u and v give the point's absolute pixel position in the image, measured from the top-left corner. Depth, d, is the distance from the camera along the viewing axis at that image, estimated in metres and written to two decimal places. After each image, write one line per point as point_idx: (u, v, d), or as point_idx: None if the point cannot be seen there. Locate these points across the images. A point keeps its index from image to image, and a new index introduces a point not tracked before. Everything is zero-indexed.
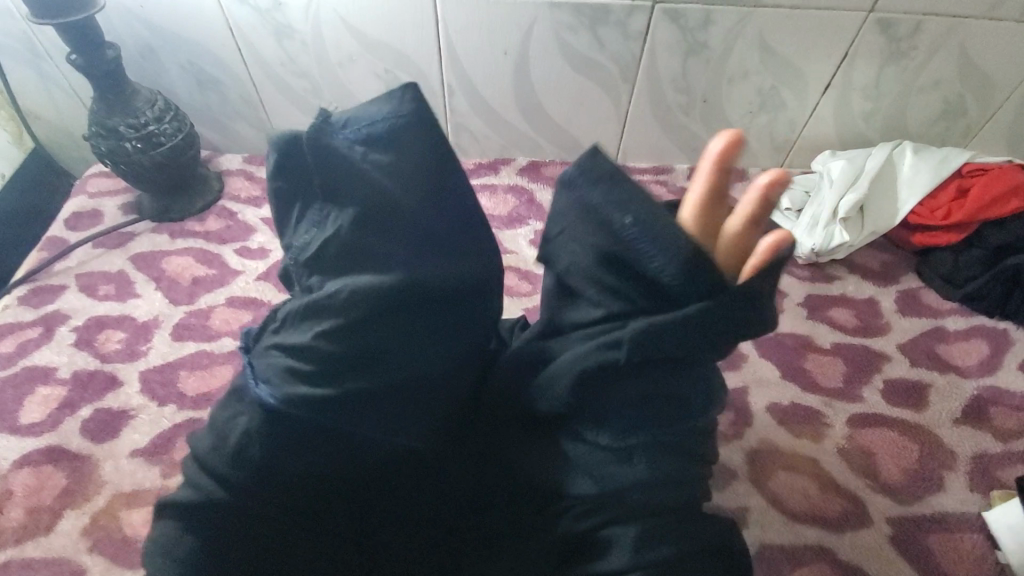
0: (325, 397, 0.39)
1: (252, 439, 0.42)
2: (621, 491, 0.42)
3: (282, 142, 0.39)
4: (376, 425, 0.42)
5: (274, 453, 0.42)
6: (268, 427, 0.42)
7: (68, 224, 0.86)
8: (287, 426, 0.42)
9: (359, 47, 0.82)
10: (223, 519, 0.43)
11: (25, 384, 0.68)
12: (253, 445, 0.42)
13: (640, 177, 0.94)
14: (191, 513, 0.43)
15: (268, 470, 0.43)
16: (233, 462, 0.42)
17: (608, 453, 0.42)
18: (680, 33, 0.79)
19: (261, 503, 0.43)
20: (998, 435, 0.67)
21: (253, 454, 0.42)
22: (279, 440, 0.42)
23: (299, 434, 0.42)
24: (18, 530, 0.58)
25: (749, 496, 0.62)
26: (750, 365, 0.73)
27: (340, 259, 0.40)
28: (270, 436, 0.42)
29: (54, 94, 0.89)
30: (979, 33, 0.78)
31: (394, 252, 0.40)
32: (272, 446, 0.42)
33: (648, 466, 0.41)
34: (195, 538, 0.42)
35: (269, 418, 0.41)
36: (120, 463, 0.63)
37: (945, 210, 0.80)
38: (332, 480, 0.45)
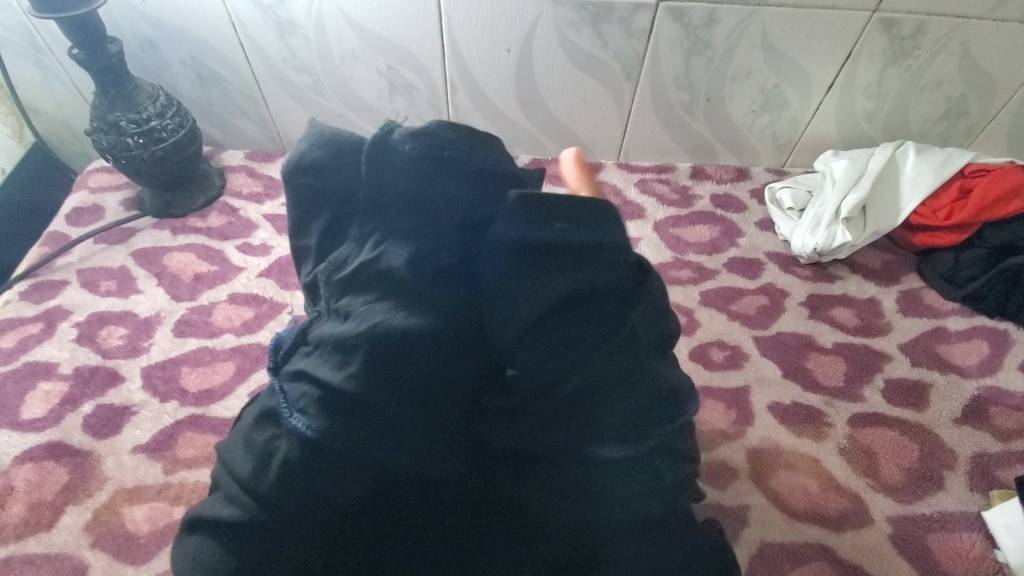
0: (359, 412, 0.36)
1: (277, 457, 0.38)
2: (626, 506, 0.41)
3: (325, 150, 0.43)
4: (412, 442, 0.38)
5: (303, 479, 0.37)
6: (291, 447, 0.37)
7: (69, 219, 0.85)
8: (306, 450, 0.37)
9: (362, 43, 0.82)
10: (250, 544, 0.38)
11: (26, 379, 0.68)
12: (276, 464, 0.38)
13: (642, 175, 0.94)
14: (225, 536, 0.38)
15: (285, 498, 0.37)
16: (260, 479, 0.38)
17: (613, 468, 0.40)
18: (683, 31, 0.79)
19: (286, 529, 0.38)
20: (998, 435, 0.67)
21: (276, 475, 0.37)
22: (300, 465, 0.37)
23: (317, 459, 0.37)
24: (19, 525, 0.58)
25: (751, 495, 0.62)
26: (752, 364, 0.73)
27: (368, 270, 0.39)
28: (293, 458, 0.37)
29: (54, 88, 0.88)
30: (982, 34, 0.78)
31: (427, 262, 0.38)
32: (293, 469, 0.37)
33: (652, 473, 0.41)
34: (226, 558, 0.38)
35: (291, 437, 0.37)
36: (122, 459, 0.63)
37: (947, 210, 0.80)
38: (366, 506, 0.40)
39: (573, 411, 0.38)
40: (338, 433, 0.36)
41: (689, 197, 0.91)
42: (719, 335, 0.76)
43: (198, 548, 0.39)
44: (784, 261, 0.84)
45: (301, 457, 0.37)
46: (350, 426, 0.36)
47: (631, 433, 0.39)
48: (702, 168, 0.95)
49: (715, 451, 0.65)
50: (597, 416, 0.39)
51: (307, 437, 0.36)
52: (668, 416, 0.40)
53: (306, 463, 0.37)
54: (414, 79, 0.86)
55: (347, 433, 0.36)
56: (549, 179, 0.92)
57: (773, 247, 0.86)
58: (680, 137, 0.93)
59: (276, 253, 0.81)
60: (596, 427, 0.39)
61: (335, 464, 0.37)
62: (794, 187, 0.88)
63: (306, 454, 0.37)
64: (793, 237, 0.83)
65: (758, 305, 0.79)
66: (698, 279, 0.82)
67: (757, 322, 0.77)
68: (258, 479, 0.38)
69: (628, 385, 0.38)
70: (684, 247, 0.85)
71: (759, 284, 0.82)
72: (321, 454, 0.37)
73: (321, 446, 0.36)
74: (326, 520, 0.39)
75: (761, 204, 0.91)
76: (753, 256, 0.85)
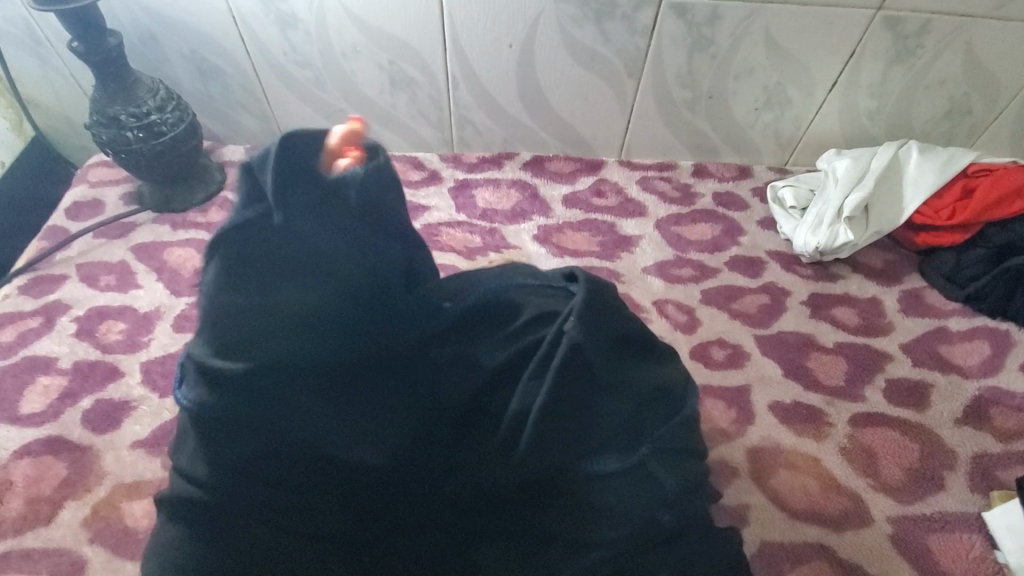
0: (250, 393, 0.36)
1: (204, 444, 0.37)
2: (651, 515, 0.40)
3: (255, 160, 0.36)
4: (314, 423, 0.38)
5: (211, 455, 0.37)
6: (218, 434, 0.37)
7: (68, 214, 0.85)
8: (237, 431, 0.37)
9: (363, 37, 0.81)
10: (200, 520, 0.38)
11: (25, 374, 0.68)
12: (211, 453, 0.37)
13: (644, 173, 0.94)
14: (189, 522, 0.38)
15: (241, 482, 0.38)
16: (206, 465, 0.37)
17: (620, 480, 0.41)
18: (686, 28, 0.79)
19: (251, 518, 0.38)
20: (999, 436, 0.67)
21: (213, 465, 0.37)
22: (237, 448, 0.37)
23: (265, 443, 0.37)
24: (18, 520, 0.58)
25: (751, 494, 0.62)
26: (753, 363, 0.73)
27: (246, 269, 0.36)
28: (227, 442, 0.37)
29: (55, 82, 0.88)
30: (987, 33, 0.77)
31: (303, 272, 0.37)
32: (232, 454, 0.37)
33: (673, 479, 0.41)
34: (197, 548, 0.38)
35: (214, 424, 0.37)
36: (121, 454, 0.62)
37: (950, 210, 0.80)
38: (330, 496, 0.40)
39: (553, 422, 0.40)
40: (278, 418, 0.37)
41: (691, 196, 0.91)
42: (720, 334, 0.75)
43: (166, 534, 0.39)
44: (786, 260, 0.84)
45: (239, 442, 0.37)
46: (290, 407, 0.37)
47: (624, 441, 0.42)
48: (704, 166, 0.94)
49: (716, 450, 0.65)
50: (573, 423, 0.41)
51: (242, 423, 0.37)
52: (659, 419, 0.42)
53: (243, 446, 0.37)
54: (416, 74, 0.86)
55: (287, 416, 0.37)
56: (551, 176, 0.92)
57: (775, 246, 0.86)
58: (682, 134, 0.92)
59: None
60: (568, 428, 0.41)
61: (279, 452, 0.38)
62: (796, 186, 0.88)
63: (247, 440, 0.37)
64: (794, 236, 0.83)
65: (759, 304, 0.79)
66: (700, 278, 0.81)
67: (759, 321, 0.77)
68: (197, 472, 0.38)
69: (595, 392, 0.42)
70: (685, 245, 0.85)
71: (760, 283, 0.81)
72: (260, 438, 0.37)
73: (266, 429, 0.37)
74: (292, 509, 0.39)
75: (763, 203, 0.90)
76: (754, 255, 0.84)
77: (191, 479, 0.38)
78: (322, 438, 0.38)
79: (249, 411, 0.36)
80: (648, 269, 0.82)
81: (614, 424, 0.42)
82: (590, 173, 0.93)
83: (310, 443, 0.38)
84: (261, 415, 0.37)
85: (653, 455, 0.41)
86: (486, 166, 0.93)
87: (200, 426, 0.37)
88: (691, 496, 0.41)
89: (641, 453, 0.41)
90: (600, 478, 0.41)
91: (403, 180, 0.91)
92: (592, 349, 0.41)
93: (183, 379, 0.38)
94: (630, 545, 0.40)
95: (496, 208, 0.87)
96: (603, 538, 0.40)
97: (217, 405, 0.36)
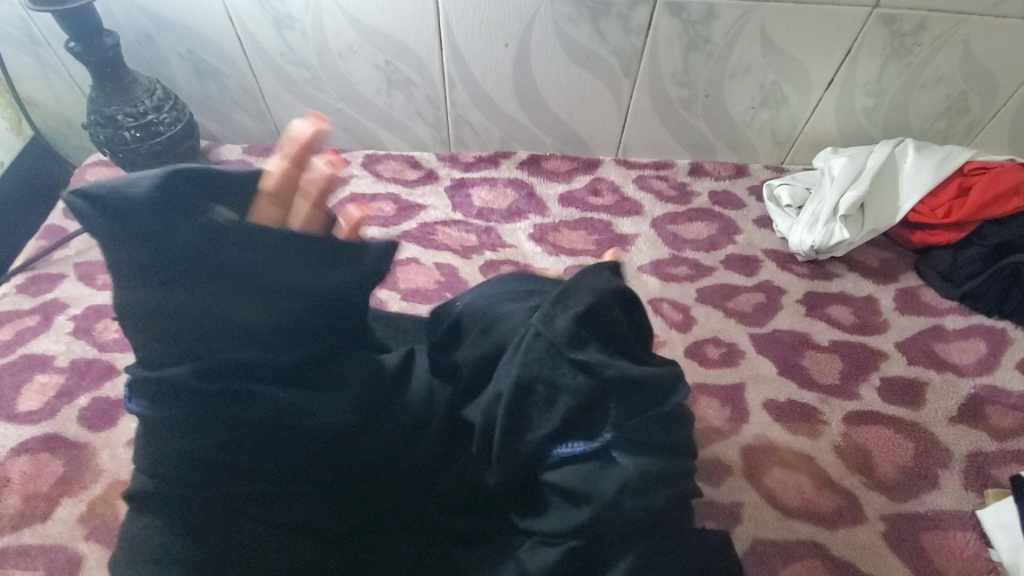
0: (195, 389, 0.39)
1: (165, 440, 0.40)
2: (614, 505, 0.38)
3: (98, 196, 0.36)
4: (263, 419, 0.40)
5: (173, 452, 0.40)
6: (179, 428, 0.39)
7: (67, 213, 0.85)
8: (194, 429, 0.39)
9: (359, 36, 0.81)
10: (173, 510, 0.40)
11: (23, 372, 0.68)
12: (172, 446, 0.40)
13: (641, 171, 0.93)
14: (156, 508, 0.40)
15: (199, 469, 0.40)
16: (170, 454, 0.40)
17: (590, 467, 0.39)
18: (682, 26, 0.79)
19: (216, 503, 0.40)
20: (994, 434, 0.67)
21: (177, 458, 0.40)
22: (197, 441, 0.39)
23: (220, 435, 0.40)
24: (15, 517, 0.58)
25: (744, 491, 0.62)
26: (748, 361, 0.73)
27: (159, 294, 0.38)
28: (190, 437, 0.39)
29: (53, 82, 0.88)
30: (983, 30, 0.77)
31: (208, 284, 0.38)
32: (190, 448, 0.39)
33: (633, 462, 0.39)
34: (164, 533, 0.39)
35: (176, 422, 0.39)
36: (118, 451, 0.63)
37: (945, 208, 0.80)
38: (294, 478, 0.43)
39: (520, 409, 0.40)
40: (232, 416, 0.40)
41: (687, 194, 0.91)
42: (715, 332, 0.76)
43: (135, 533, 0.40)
44: (782, 259, 0.84)
45: (196, 436, 0.39)
46: (245, 404, 0.40)
47: (588, 426, 0.40)
48: (701, 165, 0.94)
49: (710, 447, 0.65)
50: (545, 415, 0.40)
51: (200, 419, 0.39)
52: (635, 405, 0.39)
53: (201, 440, 0.39)
54: (412, 74, 0.86)
55: (240, 414, 0.40)
56: (547, 175, 0.92)
57: (771, 244, 0.86)
58: (678, 133, 0.92)
59: None
60: (536, 417, 0.40)
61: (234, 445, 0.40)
62: (792, 184, 0.88)
63: (207, 434, 0.39)
64: (791, 235, 0.83)
65: (755, 303, 0.79)
66: (695, 276, 0.82)
67: (754, 319, 0.77)
68: (161, 465, 0.40)
69: (586, 388, 0.38)
70: (681, 244, 0.85)
71: (756, 281, 0.81)
72: (217, 434, 0.40)
73: (222, 425, 0.40)
74: (256, 497, 0.41)
75: (760, 201, 0.91)
76: (750, 254, 0.84)
77: (154, 470, 0.40)
78: (276, 434, 0.41)
79: (206, 410, 0.39)
80: (644, 267, 0.82)
81: (588, 413, 0.39)
82: (587, 172, 0.93)
83: (269, 438, 0.41)
84: (218, 412, 0.39)
85: (618, 440, 0.39)
86: (483, 165, 0.93)
87: (165, 423, 0.39)
88: (663, 488, 0.39)
89: (608, 436, 0.39)
90: (564, 464, 0.40)
91: (400, 179, 0.91)
92: (572, 346, 0.38)
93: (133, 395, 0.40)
94: (594, 530, 0.39)
95: (493, 207, 0.88)
96: (565, 526, 0.40)
97: (172, 406, 0.39)
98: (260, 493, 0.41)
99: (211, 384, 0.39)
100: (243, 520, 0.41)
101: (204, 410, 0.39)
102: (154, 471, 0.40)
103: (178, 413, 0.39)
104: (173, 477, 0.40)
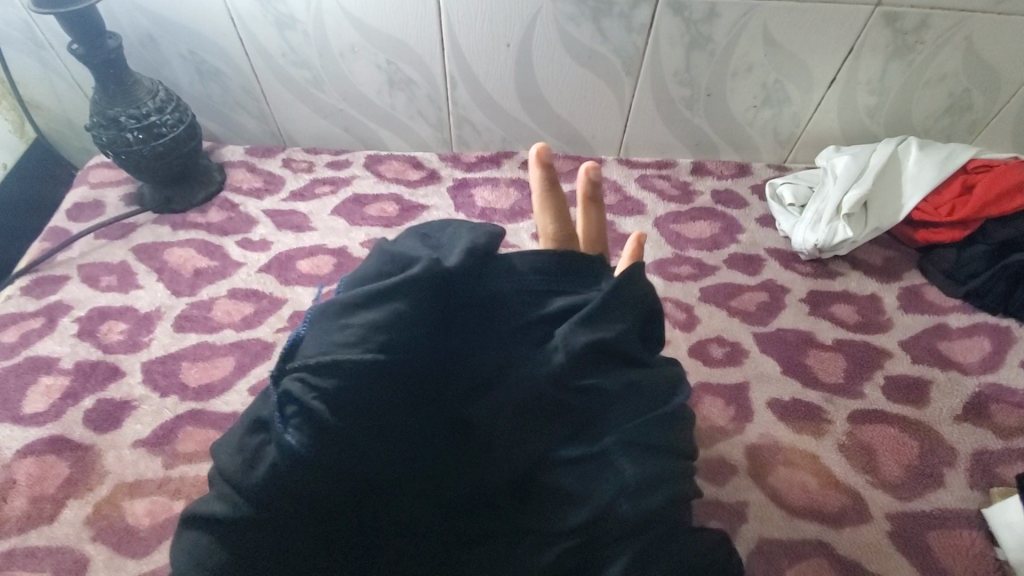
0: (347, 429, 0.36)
1: (269, 472, 0.36)
2: (610, 505, 0.39)
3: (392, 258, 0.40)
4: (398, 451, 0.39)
5: (298, 486, 0.36)
6: (295, 468, 0.36)
7: (70, 215, 0.86)
8: (321, 470, 0.36)
9: (361, 36, 0.81)
10: (254, 537, 0.36)
11: (27, 374, 0.69)
12: (276, 480, 0.36)
13: (643, 170, 0.93)
14: (223, 532, 0.36)
15: (288, 500, 0.36)
16: (259, 483, 0.36)
17: (587, 463, 0.40)
18: (684, 25, 0.79)
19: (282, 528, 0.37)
20: (999, 432, 0.67)
21: (270, 493, 0.36)
22: (306, 481, 0.36)
23: (325, 473, 0.36)
24: (21, 519, 0.58)
25: (750, 491, 0.62)
26: (751, 360, 0.73)
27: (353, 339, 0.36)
28: (300, 476, 0.36)
29: (56, 84, 0.89)
30: (986, 27, 0.77)
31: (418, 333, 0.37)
32: (294, 486, 0.36)
33: (632, 467, 0.39)
34: (225, 548, 0.36)
35: (294, 463, 0.36)
36: (123, 453, 0.63)
37: (949, 206, 0.80)
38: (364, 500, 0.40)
39: (527, 406, 0.41)
40: (354, 458, 0.37)
41: (689, 193, 0.91)
42: (719, 331, 0.76)
43: (199, 538, 0.37)
44: (785, 258, 0.84)
45: (308, 476, 0.36)
46: (375, 442, 0.37)
47: (587, 431, 0.41)
48: (703, 164, 0.94)
49: (716, 447, 0.65)
50: (553, 414, 0.41)
51: (319, 463, 0.36)
52: (630, 413, 0.41)
53: (311, 481, 0.36)
54: (414, 74, 0.86)
55: (365, 453, 0.37)
56: None
57: (774, 243, 0.86)
58: (680, 132, 0.92)
59: (276, 249, 0.81)
60: (541, 420, 0.41)
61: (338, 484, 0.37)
62: (795, 183, 0.88)
63: (318, 474, 0.36)
64: (794, 233, 0.83)
65: (758, 302, 0.79)
66: (698, 275, 0.81)
67: (757, 318, 0.77)
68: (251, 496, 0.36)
69: (583, 394, 0.40)
70: (684, 243, 0.85)
71: (759, 280, 0.81)
72: (328, 476, 0.36)
73: (339, 467, 0.36)
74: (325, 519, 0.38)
75: (762, 200, 0.90)
76: (753, 252, 0.84)
77: (240, 494, 0.36)
78: (384, 471, 0.39)
79: (338, 453, 0.36)
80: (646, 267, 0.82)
81: (593, 414, 0.41)
82: None
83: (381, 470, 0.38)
84: (346, 452, 0.36)
85: (617, 445, 0.40)
86: (485, 165, 0.93)
87: (310, 462, 0.35)
88: (655, 489, 0.39)
89: (608, 438, 0.40)
90: (567, 464, 0.41)
91: (402, 179, 0.91)
92: (579, 368, 0.40)
93: (287, 424, 0.36)
94: (593, 529, 0.39)
95: (495, 207, 0.88)
96: (565, 524, 0.40)
97: (319, 447, 0.35)
98: (332, 514, 0.39)
99: (348, 422, 0.36)
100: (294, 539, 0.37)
101: (336, 450, 0.36)
102: (235, 494, 0.37)
103: (301, 455, 0.35)
104: (254, 505, 0.36)
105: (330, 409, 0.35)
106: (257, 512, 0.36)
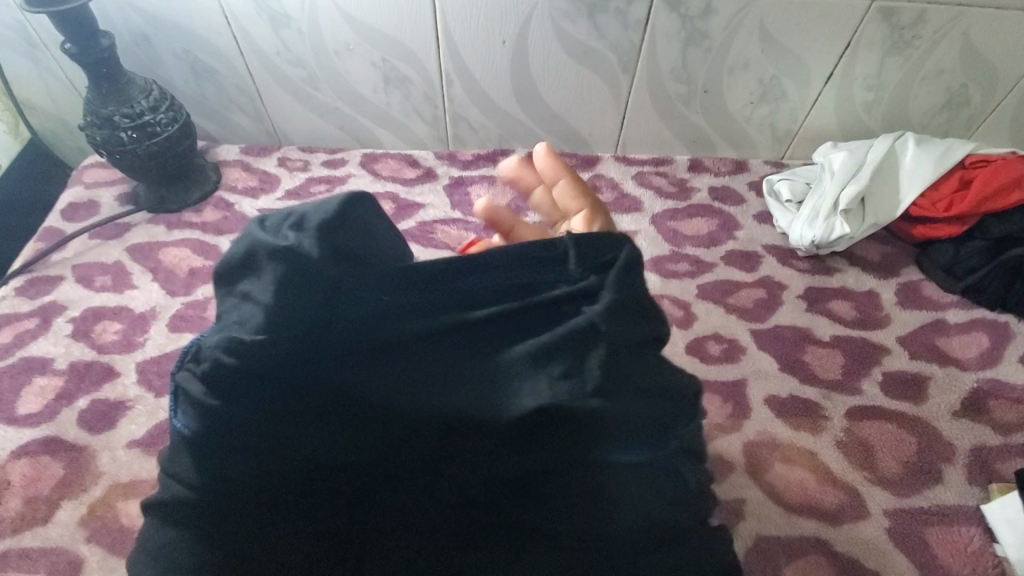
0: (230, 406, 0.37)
1: (196, 450, 0.37)
2: (650, 512, 0.38)
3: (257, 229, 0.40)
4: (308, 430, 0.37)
5: (206, 464, 0.37)
6: (208, 440, 0.37)
7: (64, 215, 0.85)
8: (223, 446, 0.37)
9: (356, 34, 0.81)
10: (194, 520, 0.37)
11: (22, 374, 0.68)
12: (205, 461, 0.37)
13: (640, 168, 0.93)
14: (166, 513, 0.38)
15: (222, 482, 0.37)
16: (203, 467, 0.37)
17: (633, 472, 0.38)
18: (680, 21, 0.79)
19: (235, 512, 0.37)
20: (998, 428, 0.67)
21: (200, 474, 0.37)
22: (224, 456, 0.37)
23: (256, 449, 0.37)
24: (16, 520, 0.58)
25: (748, 488, 0.62)
26: (749, 357, 0.72)
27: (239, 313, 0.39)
28: (219, 451, 0.37)
29: (50, 84, 0.88)
30: (983, 22, 0.77)
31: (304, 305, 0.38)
32: (218, 464, 0.37)
33: (677, 473, 0.40)
34: (174, 538, 0.37)
35: (207, 436, 0.37)
36: (117, 454, 0.63)
37: (947, 201, 0.80)
38: (300, 486, 0.37)
39: (550, 424, 0.36)
40: (266, 431, 0.37)
41: (686, 190, 0.90)
42: (716, 328, 0.75)
43: (153, 535, 0.38)
44: (782, 254, 0.84)
45: (232, 452, 0.37)
46: (289, 414, 0.37)
47: (639, 437, 0.38)
48: (700, 161, 0.94)
49: (713, 444, 0.65)
50: (581, 423, 0.36)
51: (233, 434, 0.37)
52: (673, 422, 0.40)
53: (229, 454, 0.37)
54: (409, 72, 0.85)
55: (281, 429, 0.37)
56: None
57: (771, 239, 0.86)
58: (677, 129, 0.92)
59: None
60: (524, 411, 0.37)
61: (263, 463, 0.37)
62: (792, 179, 0.87)
63: (235, 448, 0.37)
64: (791, 230, 0.83)
65: (755, 299, 0.79)
66: (696, 272, 0.81)
67: (755, 315, 0.77)
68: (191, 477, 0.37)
69: (608, 396, 0.37)
70: (681, 241, 0.85)
71: (756, 277, 0.81)
72: (245, 452, 0.37)
73: (257, 441, 0.37)
74: (279, 511, 0.37)
75: (759, 197, 0.90)
76: (750, 249, 0.84)
77: (178, 484, 0.38)
78: (303, 451, 0.37)
79: (218, 427, 0.37)
80: (643, 265, 0.82)
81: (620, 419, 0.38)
82: (585, 169, 0.92)
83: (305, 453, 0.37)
84: (256, 425, 0.37)
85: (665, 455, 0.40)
86: (482, 163, 0.93)
87: (201, 437, 0.37)
88: (693, 495, 0.40)
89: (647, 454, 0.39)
90: (621, 472, 0.38)
91: (398, 178, 0.91)
92: (577, 350, 0.38)
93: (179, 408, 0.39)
94: (614, 535, 0.37)
95: (492, 205, 0.87)
96: (619, 527, 0.37)
97: (205, 422, 0.37)
98: (294, 506, 0.37)
99: (230, 398, 0.37)
100: (272, 531, 0.37)
101: (241, 423, 0.37)
102: (186, 485, 0.38)
103: (210, 423, 0.37)
104: (202, 492, 0.37)
105: (225, 381, 0.37)
106: (205, 499, 0.37)
